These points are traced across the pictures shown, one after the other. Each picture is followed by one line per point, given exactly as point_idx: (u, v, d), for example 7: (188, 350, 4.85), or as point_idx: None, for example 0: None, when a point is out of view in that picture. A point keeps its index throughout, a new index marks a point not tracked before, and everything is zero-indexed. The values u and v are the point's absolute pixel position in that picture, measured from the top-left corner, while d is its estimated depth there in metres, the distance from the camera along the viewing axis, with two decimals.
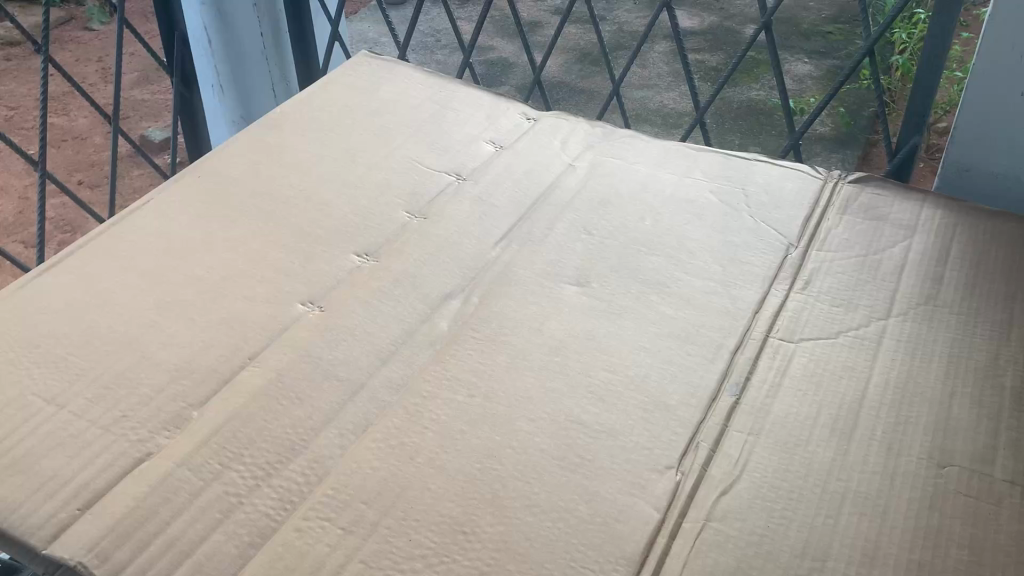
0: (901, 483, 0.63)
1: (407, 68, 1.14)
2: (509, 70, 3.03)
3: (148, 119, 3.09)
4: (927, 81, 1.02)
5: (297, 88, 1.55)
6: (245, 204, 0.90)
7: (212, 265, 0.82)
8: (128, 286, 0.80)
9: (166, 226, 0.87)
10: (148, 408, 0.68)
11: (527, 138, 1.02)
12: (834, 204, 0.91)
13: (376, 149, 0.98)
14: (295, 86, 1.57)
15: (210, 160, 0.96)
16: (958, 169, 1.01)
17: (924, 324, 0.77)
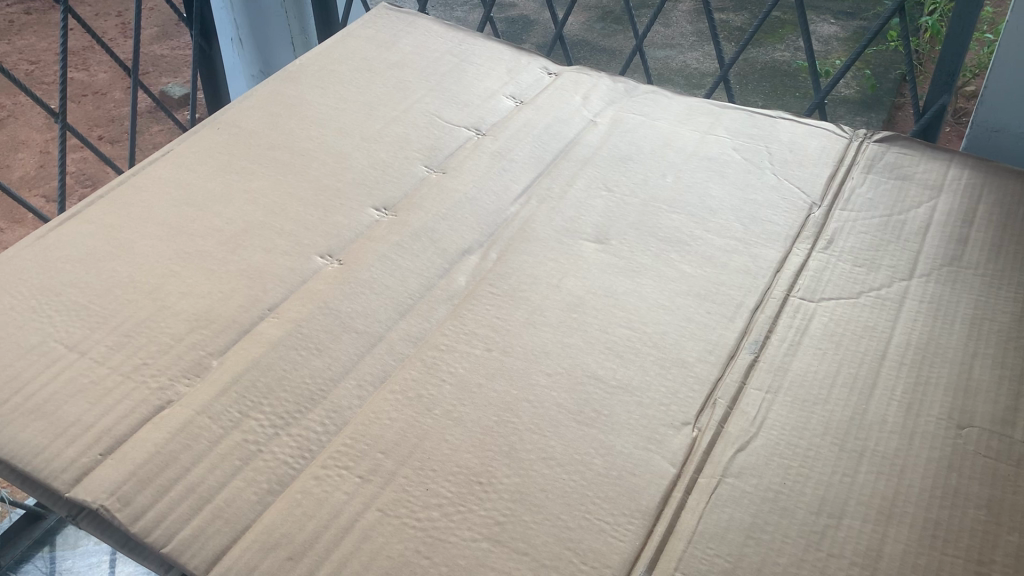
0: (920, 442, 0.63)
1: (427, 21, 1.12)
2: (530, 27, 2.99)
3: (167, 75, 3.08)
4: (958, 39, 0.99)
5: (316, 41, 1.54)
6: (264, 156, 0.89)
7: (231, 216, 0.82)
8: (148, 235, 0.80)
9: (186, 177, 0.87)
10: (168, 356, 0.69)
11: (548, 92, 1.01)
12: (859, 164, 0.90)
13: (395, 103, 0.98)
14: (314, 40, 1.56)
15: (229, 112, 0.96)
16: (988, 130, 0.99)
17: (947, 285, 0.76)
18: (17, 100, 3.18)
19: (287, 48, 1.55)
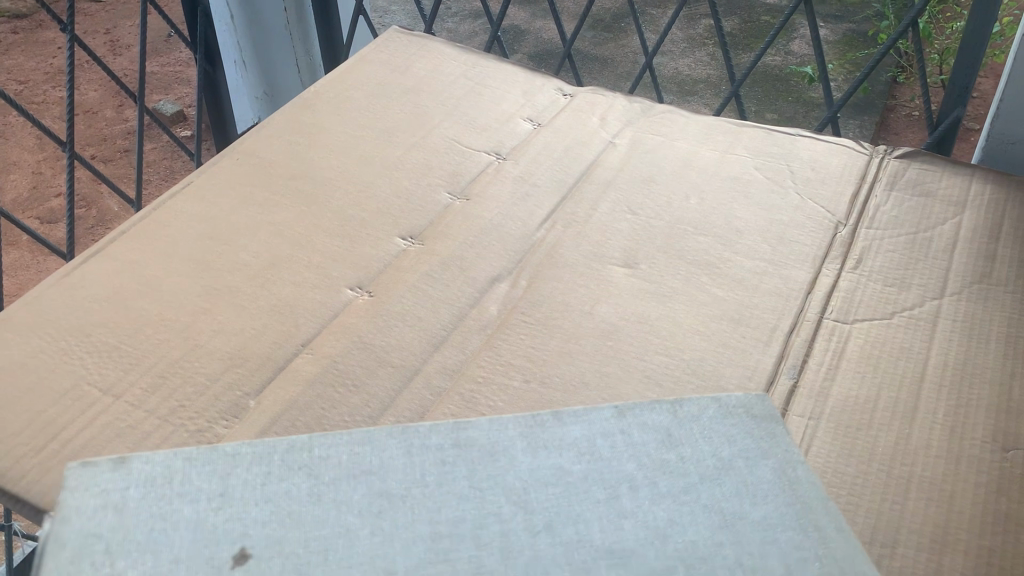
0: (966, 467, 0.63)
1: (440, 45, 1.12)
2: (522, 37, 2.99)
3: (159, 92, 3.06)
4: (970, 52, 1.00)
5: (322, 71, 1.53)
6: (285, 187, 0.89)
7: (257, 250, 0.81)
8: (175, 272, 0.79)
9: (208, 210, 0.86)
10: (205, 397, 0.68)
11: (565, 114, 1.00)
12: (881, 181, 0.90)
13: (413, 130, 0.97)
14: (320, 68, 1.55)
15: (247, 142, 0.95)
16: (1004, 142, 0.99)
17: (979, 303, 0.76)
18: (7, 120, 3.15)
19: (291, 66, 1.53)
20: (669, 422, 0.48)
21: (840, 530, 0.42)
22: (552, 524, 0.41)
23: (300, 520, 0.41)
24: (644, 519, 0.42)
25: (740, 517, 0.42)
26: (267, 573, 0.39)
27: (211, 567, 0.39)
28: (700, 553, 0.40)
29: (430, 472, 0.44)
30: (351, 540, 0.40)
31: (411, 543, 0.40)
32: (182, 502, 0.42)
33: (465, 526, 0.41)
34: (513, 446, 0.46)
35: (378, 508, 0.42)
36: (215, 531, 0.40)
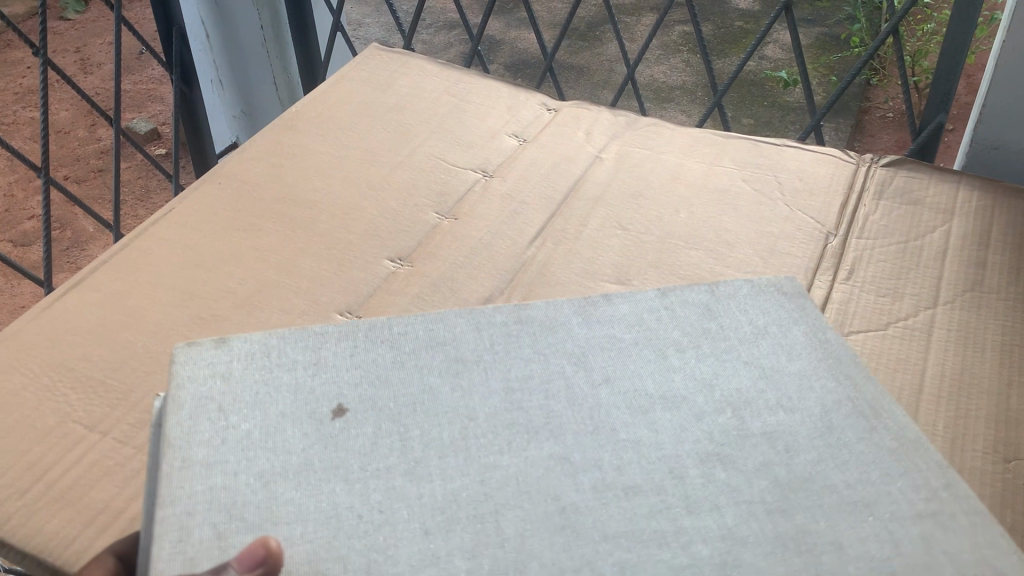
0: (970, 480, 0.63)
1: (422, 62, 1.11)
2: (497, 47, 2.99)
3: (131, 110, 3.02)
4: (950, 58, 1.00)
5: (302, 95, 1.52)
6: (269, 211, 0.87)
7: (243, 277, 0.80)
8: (160, 302, 0.77)
9: (191, 237, 0.84)
10: None
11: (550, 129, 1.00)
12: (869, 190, 0.90)
13: (397, 149, 0.96)
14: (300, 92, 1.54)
15: (228, 166, 0.94)
16: (988, 146, 0.99)
17: (973, 311, 0.76)
18: None
19: (268, 84, 1.51)
20: (709, 299, 0.66)
21: (849, 373, 0.59)
22: (611, 379, 0.58)
23: (386, 380, 0.57)
24: (690, 373, 0.59)
25: (778, 369, 0.59)
26: (361, 419, 0.54)
27: (314, 418, 0.54)
28: (746, 396, 0.57)
29: (515, 342, 0.61)
30: (435, 394, 0.56)
31: (488, 395, 0.56)
32: (277, 371, 0.58)
33: (538, 380, 0.58)
34: (574, 321, 0.63)
35: (464, 370, 0.59)
36: (316, 391, 0.56)
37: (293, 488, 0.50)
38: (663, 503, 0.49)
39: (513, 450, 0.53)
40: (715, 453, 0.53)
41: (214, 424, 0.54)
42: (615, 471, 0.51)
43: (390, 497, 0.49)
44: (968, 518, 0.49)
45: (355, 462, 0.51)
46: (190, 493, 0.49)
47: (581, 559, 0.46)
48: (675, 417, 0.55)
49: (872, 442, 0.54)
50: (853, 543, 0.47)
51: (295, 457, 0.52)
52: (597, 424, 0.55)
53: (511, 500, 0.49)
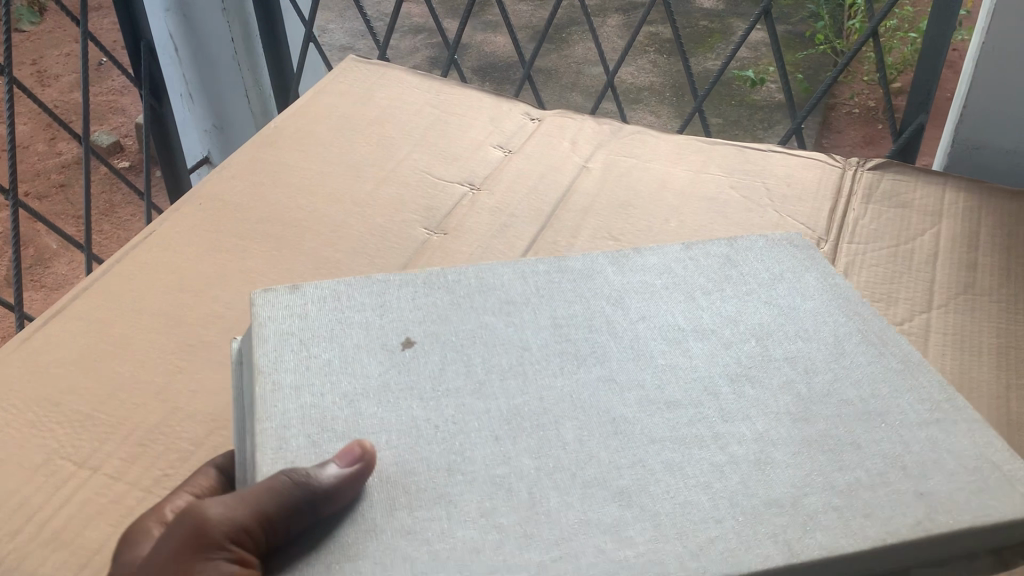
0: None
1: (401, 73, 1.10)
2: (464, 51, 2.97)
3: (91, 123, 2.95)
4: (930, 60, 1.01)
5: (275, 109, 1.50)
6: (252, 231, 0.85)
7: (230, 301, 0.78)
8: (145, 330, 0.75)
9: (174, 261, 0.82)
10: (190, 464, 0.65)
11: (535, 140, 0.99)
12: (857, 194, 0.90)
13: (381, 164, 0.95)
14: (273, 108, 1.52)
15: (208, 186, 0.91)
16: (969, 147, 1.00)
17: (967, 314, 0.77)
18: None
19: (240, 98, 1.49)
20: (727, 251, 0.74)
21: (858, 310, 0.68)
22: (644, 316, 0.66)
23: (448, 318, 0.65)
24: (716, 310, 0.67)
25: (792, 306, 0.68)
26: (429, 349, 0.62)
27: (388, 348, 0.62)
28: (765, 327, 0.65)
29: (558, 289, 0.69)
30: (494, 330, 0.64)
31: (539, 330, 0.64)
32: (351, 313, 0.65)
33: (582, 318, 0.66)
34: (608, 271, 0.72)
35: (515, 312, 0.66)
36: (387, 327, 0.64)
37: (377, 404, 0.57)
38: (697, 412, 0.57)
39: (566, 373, 0.60)
40: (742, 371, 0.61)
41: (297, 353, 0.60)
42: (656, 388, 0.59)
43: (464, 414, 0.57)
44: (967, 425, 0.57)
45: (430, 385, 0.59)
46: (287, 411, 0.55)
47: (633, 458, 0.54)
48: (705, 345, 0.63)
49: (878, 365, 0.62)
50: (862, 441, 0.55)
51: (373, 380, 0.59)
52: (638, 352, 0.63)
53: (568, 413, 0.57)
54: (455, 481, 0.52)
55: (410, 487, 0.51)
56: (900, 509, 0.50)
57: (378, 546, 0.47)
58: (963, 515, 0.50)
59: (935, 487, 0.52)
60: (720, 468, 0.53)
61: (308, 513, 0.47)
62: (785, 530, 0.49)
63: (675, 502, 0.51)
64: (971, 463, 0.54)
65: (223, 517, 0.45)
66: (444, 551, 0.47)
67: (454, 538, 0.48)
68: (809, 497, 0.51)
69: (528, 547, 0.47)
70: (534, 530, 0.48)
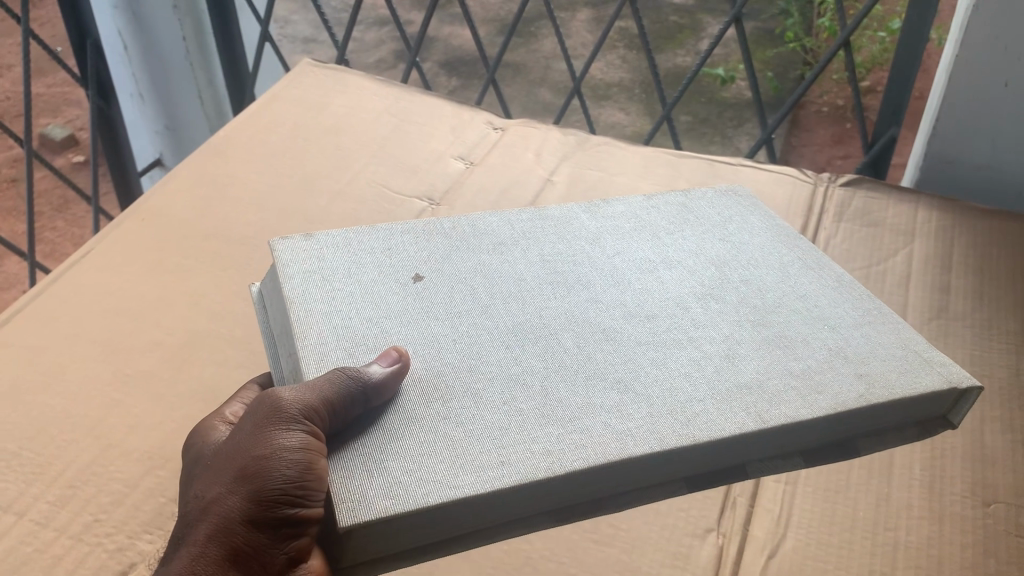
0: (951, 527, 0.60)
1: (359, 78, 1.06)
2: (431, 44, 2.91)
3: (42, 115, 2.84)
4: (903, 70, 0.98)
5: (231, 113, 1.45)
6: (199, 249, 0.81)
7: (173, 326, 0.73)
8: (82, 357, 0.70)
9: (115, 281, 0.77)
10: (124, 508, 0.60)
11: (498, 151, 0.95)
12: (828, 211, 0.88)
13: (337, 175, 0.91)
14: (229, 112, 1.47)
15: (152, 199, 0.87)
16: (942, 161, 0.98)
17: (939, 341, 0.74)
18: None
19: (192, 97, 1.44)
20: (682, 199, 0.79)
21: (795, 245, 0.74)
22: (622, 249, 0.71)
23: (446, 256, 0.69)
24: (681, 245, 0.72)
25: (744, 239, 0.74)
26: (437, 280, 0.65)
27: (399, 281, 0.65)
28: (723, 257, 0.71)
29: (538, 230, 0.73)
30: (491, 264, 0.68)
31: (531, 265, 0.68)
32: (357, 250, 0.67)
33: (567, 254, 0.70)
34: (581, 215, 0.76)
35: (505, 248, 0.70)
36: (395, 265, 0.66)
37: (399, 325, 0.60)
38: (674, 322, 0.62)
39: (562, 295, 0.65)
40: (707, 291, 0.66)
41: (320, 288, 0.62)
42: (637, 303, 0.64)
43: (475, 329, 0.61)
44: (891, 326, 0.64)
45: (439, 305, 0.63)
46: (323, 331, 0.58)
47: (624, 357, 0.59)
48: (676, 271, 0.68)
49: (818, 284, 0.68)
50: (819, 342, 0.62)
51: (393, 308, 0.62)
52: (619, 279, 0.67)
53: (564, 326, 0.61)
54: (474, 378, 0.56)
55: (434, 383, 0.55)
56: (853, 390, 0.57)
57: (414, 432, 0.51)
58: (901, 391, 0.58)
59: (875, 373, 0.59)
60: (699, 363, 0.59)
61: (361, 405, 0.51)
62: (756, 405, 0.55)
63: (658, 388, 0.56)
64: (895, 352, 0.62)
65: (296, 405, 0.49)
66: (477, 432, 0.52)
67: (477, 422, 0.53)
68: (772, 382, 0.57)
69: (539, 427, 0.52)
70: (546, 413, 0.53)
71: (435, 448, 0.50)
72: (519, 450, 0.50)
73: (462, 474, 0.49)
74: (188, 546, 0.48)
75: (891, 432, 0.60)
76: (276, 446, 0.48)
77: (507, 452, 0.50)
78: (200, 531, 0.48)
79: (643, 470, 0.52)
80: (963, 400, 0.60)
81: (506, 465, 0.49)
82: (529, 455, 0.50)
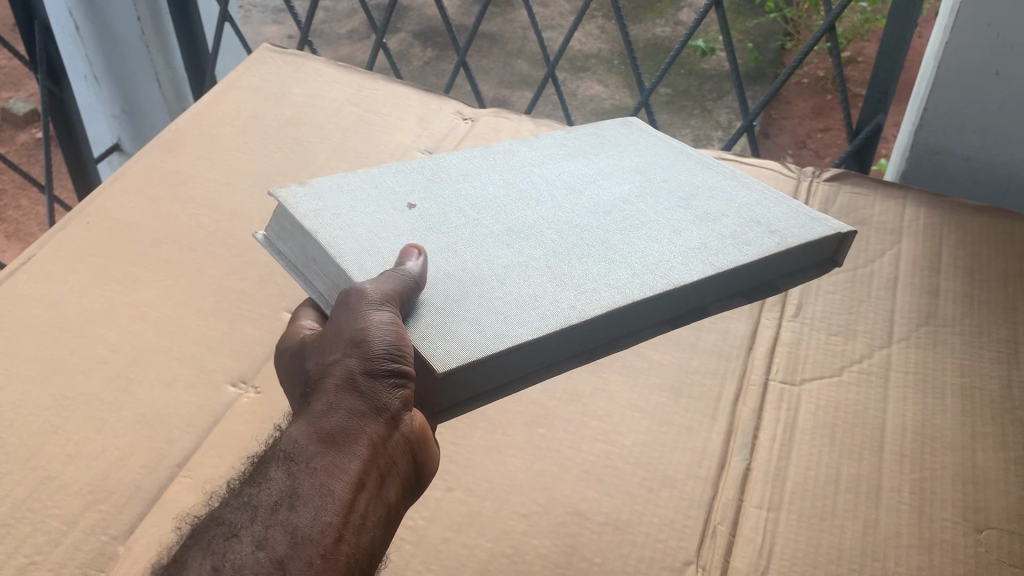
0: (942, 556, 0.57)
1: (322, 65, 1.02)
2: (404, 14, 2.82)
3: (3, 87, 2.73)
4: (889, 58, 0.95)
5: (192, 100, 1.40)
6: (148, 254, 0.76)
7: (118, 341, 0.69)
8: (18, 379, 0.65)
9: (57, 293, 0.72)
10: (62, 548, 0.55)
11: (467, 142, 0.91)
12: (813, 207, 0.85)
13: (296, 171, 0.86)
14: (190, 101, 1.42)
15: (98, 200, 0.82)
16: (928, 151, 0.94)
17: (928, 349, 0.71)
18: None
19: (150, 79, 1.38)
20: (594, 128, 0.75)
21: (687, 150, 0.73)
22: (561, 164, 0.68)
23: (417, 185, 0.64)
24: (610, 159, 0.69)
25: (664, 148, 0.72)
26: (429, 202, 0.62)
27: (394, 208, 0.60)
28: (648, 166, 0.69)
29: (488, 162, 0.68)
30: (460, 189, 0.64)
31: (492, 186, 0.64)
32: (353, 192, 0.61)
33: (521, 174, 0.66)
34: (523, 148, 0.71)
35: (468, 177, 0.66)
36: (386, 195, 0.62)
37: (416, 241, 0.57)
38: (628, 213, 0.62)
39: (533, 202, 0.63)
40: (643, 191, 0.65)
41: (340, 223, 0.57)
42: (593, 202, 0.63)
43: (475, 235, 0.58)
44: (775, 197, 0.65)
45: (441, 222, 0.59)
46: (358, 252, 0.55)
47: (598, 240, 0.58)
48: (614, 180, 0.66)
49: (721, 174, 0.68)
50: (737, 214, 0.63)
51: (403, 228, 0.58)
52: (572, 189, 0.65)
53: (544, 226, 0.60)
54: (493, 265, 0.55)
55: (466, 272, 0.54)
56: (770, 243, 0.59)
57: (455, 301, 0.51)
58: (804, 238, 0.60)
59: (789, 230, 0.61)
60: (659, 238, 0.59)
61: (415, 297, 0.51)
62: (714, 259, 0.57)
63: (634, 255, 0.57)
64: (791, 211, 0.63)
65: (378, 289, 0.48)
66: (512, 299, 0.52)
67: (512, 292, 0.53)
68: (716, 244, 0.59)
69: (550, 290, 0.53)
70: (562, 280, 0.54)
71: (468, 309, 0.51)
72: (541, 311, 0.51)
73: (514, 325, 0.50)
74: (322, 392, 0.47)
75: (798, 273, 0.62)
76: (371, 319, 0.47)
77: (527, 310, 0.51)
78: (322, 382, 0.48)
79: (640, 315, 0.54)
80: (843, 240, 0.63)
81: (544, 317, 0.51)
82: (554, 311, 0.51)
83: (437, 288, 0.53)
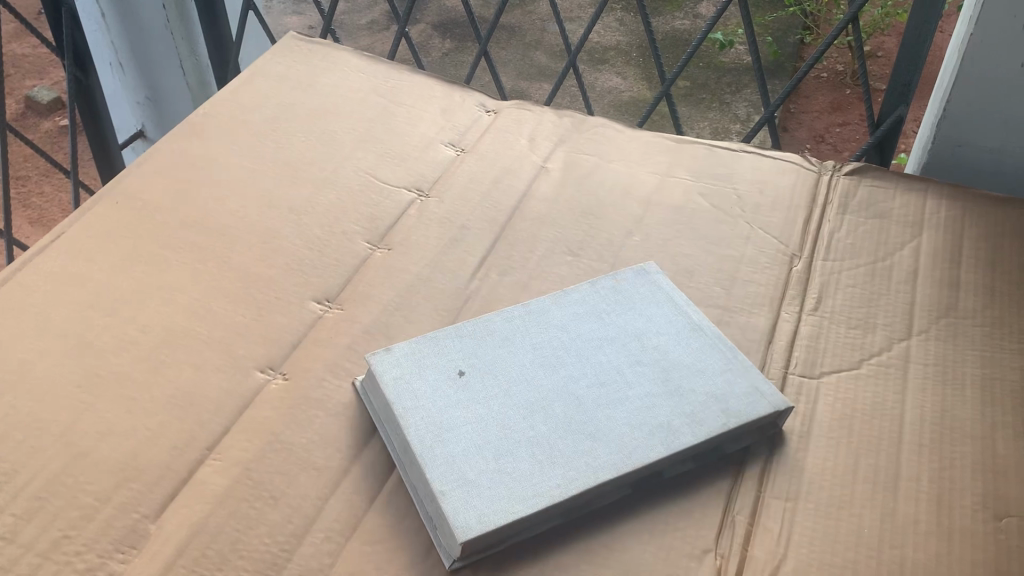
0: (960, 544, 0.57)
1: (346, 55, 1.03)
2: (425, 5, 2.84)
3: (29, 75, 2.76)
4: (912, 50, 0.95)
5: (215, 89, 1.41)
6: (176, 239, 0.78)
7: (147, 322, 0.70)
8: (51, 356, 0.67)
9: (87, 273, 0.74)
10: (95, 523, 0.57)
11: (490, 135, 0.92)
12: (833, 202, 0.85)
13: (322, 162, 0.87)
14: (214, 91, 1.43)
15: (127, 181, 0.83)
16: (950, 145, 0.94)
17: (948, 342, 0.71)
18: None
19: (174, 67, 1.39)
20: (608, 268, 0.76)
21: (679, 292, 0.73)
22: (587, 317, 0.69)
23: (464, 339, 0.67)
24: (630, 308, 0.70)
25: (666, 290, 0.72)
26: (472, 361, 0.65)
27: (442, 369, 0.64)
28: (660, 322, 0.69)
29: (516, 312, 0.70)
30: (490, 341, 0.67)
31: (520, 342, 0.67)
32: (418, 356, 0.65)
33: (547, 326, 0.68)
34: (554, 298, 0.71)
35: (500, 332, 0.68)
36: (441, 357, 0.65)
37: (465, 411, 0.61)
38: (621, 383, 0.63)
39: (557, 366, 0.65)
40: (639, 357, 0.66)
41: (403, 397, 0.61)
42: (598, 370, 0.64)
43: (503, 402, 0.62)
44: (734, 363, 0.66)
45: (482, 393, 0.62)
46: (420, 428, 0.59)
47: (596, 415, 0.61)
48: (620, 340, 0.67)
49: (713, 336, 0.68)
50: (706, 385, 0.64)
51: (449, 395, 0.62)
52: (586, 350, 0.66)
53: (556, 395, 0.62)
54: (510, 436, 0.59)
55: (496, 445, 0.58)
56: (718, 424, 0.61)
57: (467, 479, 0.56)
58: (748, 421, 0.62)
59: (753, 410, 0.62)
60: (639, 419, 0.61)
61: None
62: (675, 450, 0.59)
63: (616, 438, 0.59)
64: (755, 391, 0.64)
65: None
66: (517, 476, 0.56)
67: (519, 471, 0.57)
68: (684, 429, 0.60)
69: (545, 471, 0.57)
70: (554, 458, 0.58)
71: (484, 484, 0.56)
72: (536, 496, 0.55)
73: (516, 506, 0.54)
74: None
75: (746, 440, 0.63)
76: None
77: (523, 493, 0.55)
78: None
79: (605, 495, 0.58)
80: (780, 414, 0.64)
81: (538, 497, 0.55)
82: (547, 492, 0.55)
83: (460, 464, 0.57)
